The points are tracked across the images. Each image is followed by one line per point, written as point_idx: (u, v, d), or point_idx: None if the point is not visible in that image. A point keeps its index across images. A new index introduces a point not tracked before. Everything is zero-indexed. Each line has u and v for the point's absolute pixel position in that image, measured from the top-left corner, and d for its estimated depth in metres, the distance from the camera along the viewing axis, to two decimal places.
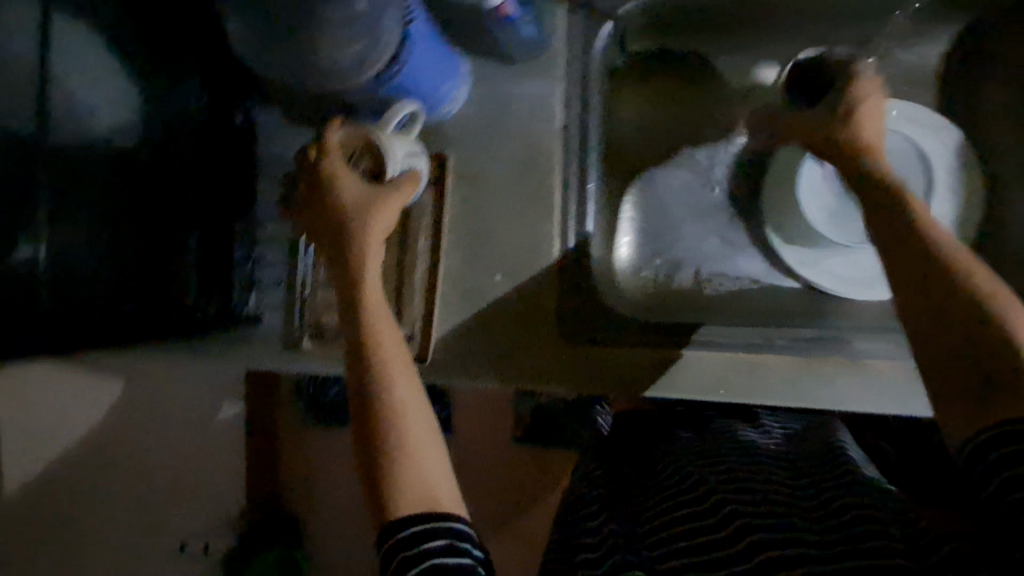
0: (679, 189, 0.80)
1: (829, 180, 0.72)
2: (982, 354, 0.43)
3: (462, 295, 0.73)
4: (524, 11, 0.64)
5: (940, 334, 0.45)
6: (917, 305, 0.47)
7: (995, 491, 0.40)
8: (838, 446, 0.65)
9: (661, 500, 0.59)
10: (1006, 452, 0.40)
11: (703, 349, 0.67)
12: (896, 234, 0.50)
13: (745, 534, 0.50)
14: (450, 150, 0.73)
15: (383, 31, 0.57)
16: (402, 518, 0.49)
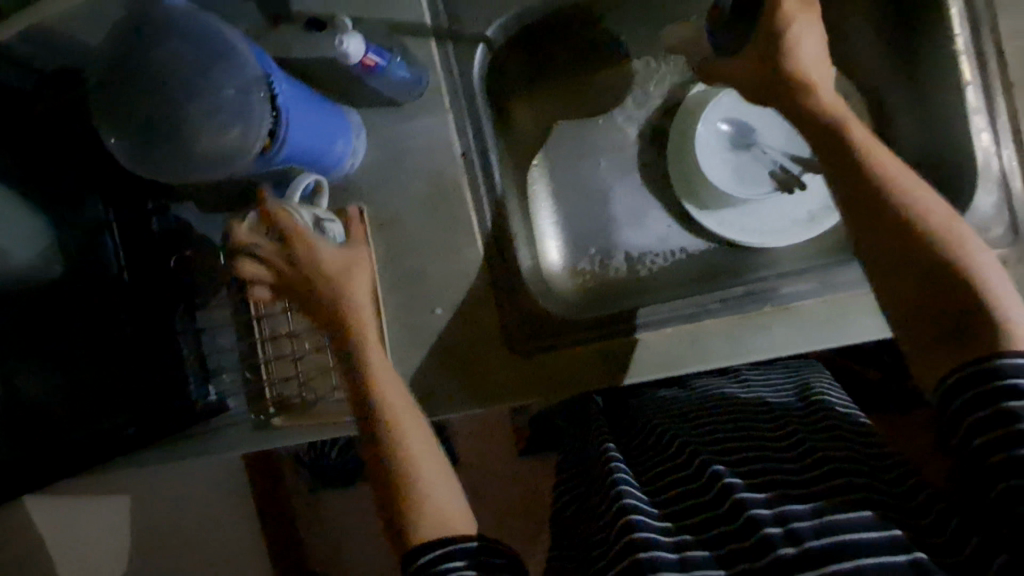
0: (594, 182, 0.83)
1: (722, 143, 0.75)
2: (961, 327, 0.48)
3: (410, 335, 0.74)
4: (389, 55, 0.65)
5: (920, 307, 0.50)
6: (889, 255, 0.52)
7: (967, 432, 0.46)
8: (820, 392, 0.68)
9: (668, 462, 0.63)
10: (978, 392, 0.45)
11: (660, 325, 0.70)
12: (873, 200, 0.52)
13: (728, 495, 0.54)
14: (363, 202, 0.75)
15: (254, 112, 0.56)
16: (421, 543, 0.54)
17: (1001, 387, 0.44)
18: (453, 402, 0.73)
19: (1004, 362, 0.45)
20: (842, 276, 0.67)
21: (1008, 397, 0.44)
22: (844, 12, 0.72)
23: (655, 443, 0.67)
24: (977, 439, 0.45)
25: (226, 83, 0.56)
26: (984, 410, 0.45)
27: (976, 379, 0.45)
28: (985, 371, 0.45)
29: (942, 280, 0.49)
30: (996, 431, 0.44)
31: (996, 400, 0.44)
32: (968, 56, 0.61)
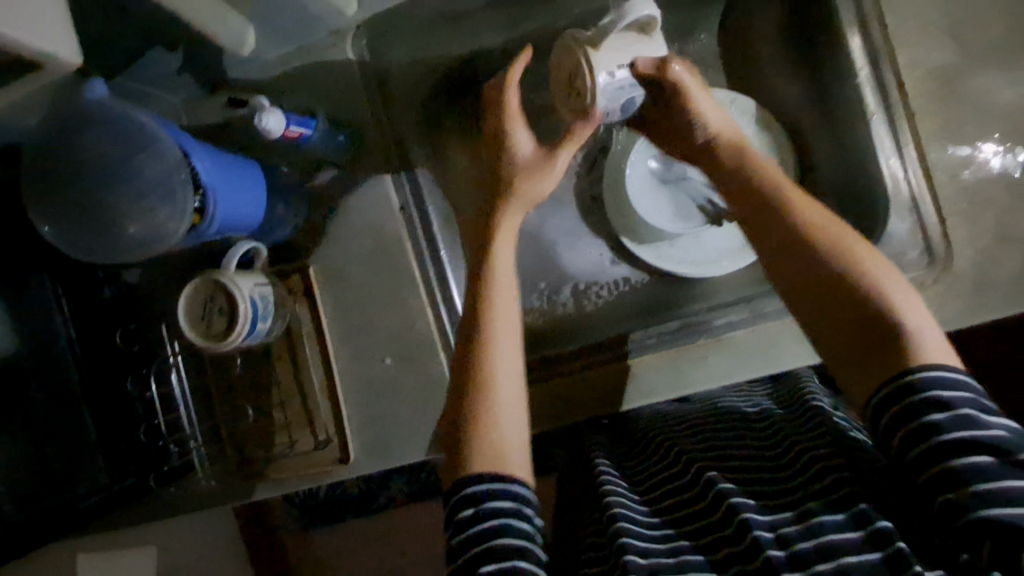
0: (537, 218, 0.82)
1: (650, 179, 0.79)
2: (881, 355, 0.49)
3: (362, 385, 0.76)
4: (315, 122, 0.70)
5: (847, 343, 0.52)
6: (801, 292, 0.55)
7: (900, 449, 0.47)
8: (806, 401, 0.67)
9: (669, 465, 0.63)
10: (896, 413, 0.47)
11: (641, 345, 0.71)
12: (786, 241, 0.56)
13: (722, 499, 0.53)
14: (306, 260, 0.76)
15: (178, 194, 0.58)
16: (470, 475, 0.53)
17: (916, 402, 0.46)
18: (415, 446, 0.75)
19: (918, 377, 0.47)
20: (770, 305, 0.69)
21: (927, 412, 0.45)
22: (755, 48, 0.75)
23: (653, 460, 0.67)
24: (912, 451, 0.46)
25: (148, 165, 0.58)
26: (903, 429, 0.46)
27: (893, 398, 0.47)
28: (901, 388, 0.47)
29: (852, 306, 0.52)
30: (922, 446, 0.45)
31: (911, 418, 0.46)
32: (871, 89, 0.64)
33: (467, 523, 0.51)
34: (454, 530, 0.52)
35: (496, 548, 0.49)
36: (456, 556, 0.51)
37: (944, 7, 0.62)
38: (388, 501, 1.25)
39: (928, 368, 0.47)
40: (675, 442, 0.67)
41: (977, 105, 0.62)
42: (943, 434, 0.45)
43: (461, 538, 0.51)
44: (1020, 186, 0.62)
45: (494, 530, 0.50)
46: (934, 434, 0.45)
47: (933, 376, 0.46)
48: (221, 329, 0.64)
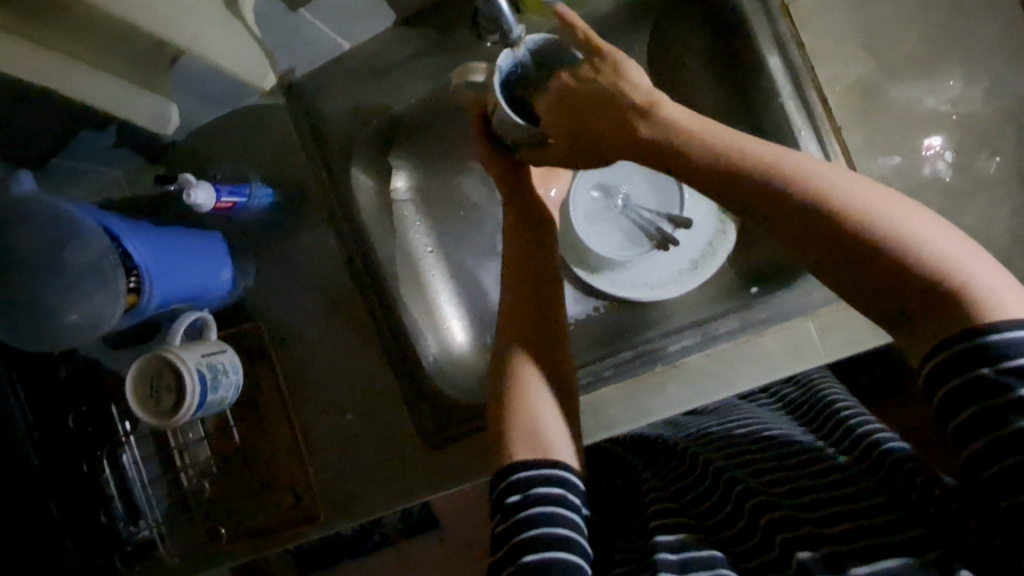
0: (486, 259, 0.83)
1: (595, 209, 0.79)
2: (935, 316, 0.40)
3: (328, 441, 0.75)
4: (249, 186, 0.71)
5: (888, 303, 0.42)
6: (820, 248, 0.44)
7: (957, 436, 0.38)
8: (825, 405, 0.61)
9: (702, 462, 0.56)
10: (961, 387, 0.38)
11: (599, 384, 0.70)
12: (786, 209, 0.45)
13: (744, 503, 0.48)
14: (263, 321, 0.77)
15: (110, 278, 0.58)
16: (517, 462, 0.51)
17: (990, 377, 0.37)
18: (380, 500, 0.74)
19: (994, 340, 0.37)
20: (722, 326, 0.68)
21: (999, 391, 0.36)
22: (686, 72, 0.75)
23: (682, 461, 0.60)
24: (975, 442, 0.37)
25: (77, 254, 0.58)
26: (965, 411, 0.38)
27: (959, 369, 0.38)
28: (970, 356, 0.37)
29: (887, 259, 0.42)
30: (989, 435, 0.37)
31: (977, 399, 0.37)
32: (798, 106, 0.64)
33: (514, 509, 0.49)
34: (499, 516, 0.50)
35: (540, 534, 0.47)
36: (499, 542, 0.49)
37: (857, 23, 0.64)
38: (382, 540, 1.01)
39: (1008, 326, 0.37)
40: (705, 447, 0.59)
41: (900, 115, 0.63)
42: (1019, 420, 0.36)
43: (506, 525, 0.49)
44: (955, 190, 0.62)
45: (539, 516, 0.47)
46: (1005, 421, 0.36)
47: (1016, 335, 0.37)
48: (170, 406, 0.63)
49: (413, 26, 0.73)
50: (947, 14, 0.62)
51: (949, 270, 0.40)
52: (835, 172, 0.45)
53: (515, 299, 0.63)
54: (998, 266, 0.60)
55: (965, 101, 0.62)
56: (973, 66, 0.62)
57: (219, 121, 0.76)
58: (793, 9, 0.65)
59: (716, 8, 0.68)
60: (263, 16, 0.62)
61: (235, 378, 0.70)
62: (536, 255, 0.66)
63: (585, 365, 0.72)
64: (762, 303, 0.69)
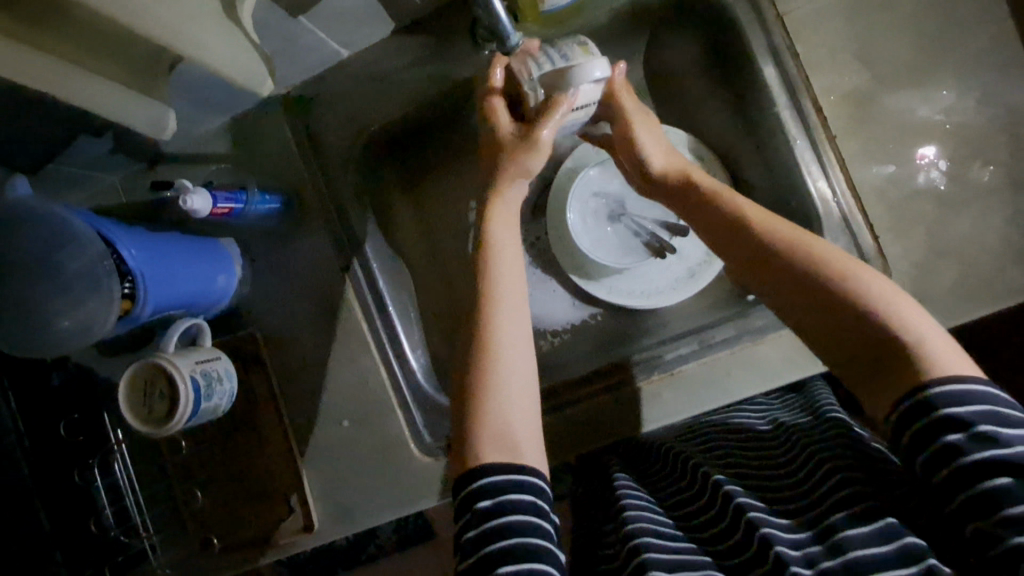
0: None
1: (592, 217, 0.79)
2: (892, 367, 0.45)
3: (323, 451, 0.74)
4: (247, 192, 0.70)
5: (851, 354, 0.48)
6: (797, 296, 0.51)
7: (924, 470, 0.42)
8: (821, 409, 0.60)
9: (697, 471, 0.57)
10: (920, 428, 0.42)
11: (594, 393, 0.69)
12: (763, 266, 0.54)
13: (740, 516, 0.50)
14: (259, 327, 0.76)
15: (103, 282, 0.57)
16: (484, 464, 0.50)
17: (942, 418, 0.41)
18: (374, 510, 0.73)
19: (940, 390, 0.42)
20: (718, 335, 0.69)
21: (953, 429, 0.41)
22: (682, 80, 0.76)
23: (678, 469, 0.61)
24: (941, 473, 0.41)
25: (70, 259, 0.57)
26: (927, 449, 0.42)
27: (914, 416, 0.42)
28: (921, 406, 0.42)
29: (851, 321, 0.48)
30: (950, 466, 0.41)
31: (936, 436, 0.41)
32: (792, 116, 0.65)
33: (483, 516, 0.48)
34: (467, 523, 0.49)
35: (514, 543, 0.46)
36: (468, 550, 0.48)
37: (851, 34, 0.64)
38: (377, 551, 1.02)
39: (949, 383, 0.42)
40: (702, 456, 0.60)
41: (895, 124, 0.63)
42: (972, 454, 0.40)
43: (476, 530, 0.48)
44: (949, 199, 0.62)
45: (512, 522, 0.47)
46: (961, 454, 0.40)
47: (955, 389, 0.42)
48: (163, 413, 0.62)
49: (412, 34, 0.73)
50: (939, 25, 0.63)
51: (905, 331, 0.45)
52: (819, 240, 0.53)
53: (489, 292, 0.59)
54: (992, 275, 0.61)
55: (958, 111, 0.62)
56: (966, 76, 0.62)
57: (216, 128, 0.76)
58: (787, 19, 0.65)
59: (709, 19, 0.68)
60: (261, 24, 0.62)
61: (229, 385, 0.70)
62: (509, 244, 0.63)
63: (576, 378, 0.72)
64: (759, 310, 0.69)
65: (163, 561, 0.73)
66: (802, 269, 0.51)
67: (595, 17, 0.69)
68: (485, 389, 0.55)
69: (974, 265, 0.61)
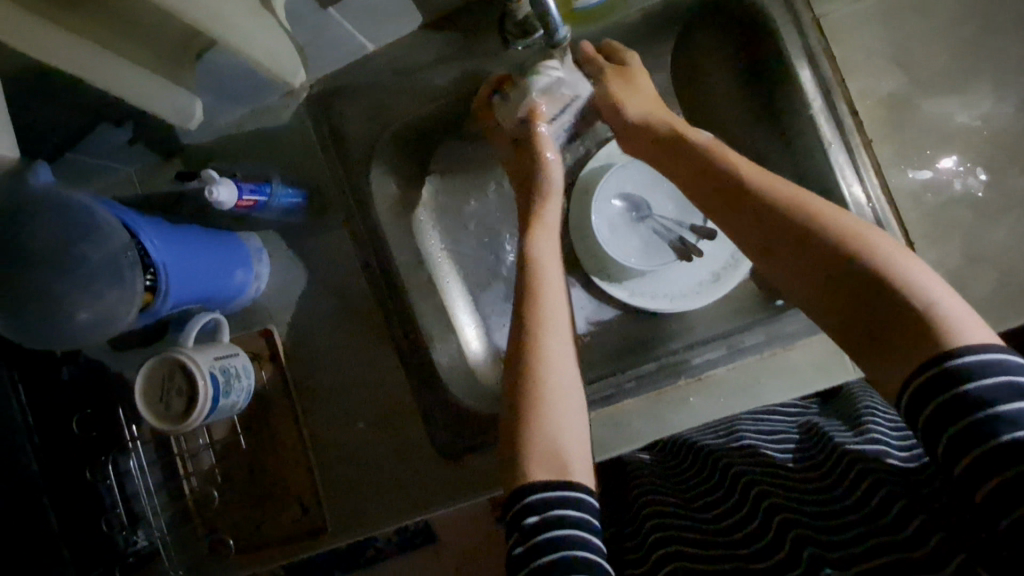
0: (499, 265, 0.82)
1: (616, 218, 0.78)
2: (907, 335, 0.43)
3: (337, 452, 0.73)
4: (271, 185, 0.69)
5: (863, 323, 0.46)
6: (807, 264, 0.50)
7: (945, 457, 0.39)
8: (856, 417, 0.59)
9: (729, 473, 0.56)
10: (939, 405, 0.39)
11: (618, 397, 0.68)
12: (774, 235, 0.52)
13: (772, 517, 0.49)
14: (276, 324, 0.75)
15: (126, 274, 0.56)
16: (533, 481, 0.49)
17: (963, 394, 0.38)
18: (391, 513, 0.71)
19: (964, 362, 0.39)
20: (748, 340, 0.67)
21: (975, 408, 0.38)
22: (712, 83, 0.75)
23: (707, 474, 0.60)
24: (962, 461, 0.38)
25: (93, 249, 0.56)
26: (947, 431, 0.39)
27: (932, 390, 0.40)
28: (943, 376, 0.40)
29: (861, 287, 0.46)
30: (975, 451, 0.38)
31: (956, 416, 0.38)
32: (827, 120, 0.64)
33: (532, 531, 0.47)
34: (516, 539, 0.47)
35: (562, 557, 0.45)
36: (517, 565, 0.47)
37: (888, 38, 0.64)
38: (376, 554, 1.00)
39: (970, 350, 0.40)
40: (732, 455, 0.59)
41: (930, 130, 0.63)
42: (997, 436, 0.37)
43: (524, 546, 0.47)
44: (986, 207, 0.61)
45: (560, 539, 0.46)
46: (991, 437, 0.37)
47: (981, 358, 0.39)
48: (180, 410, 0.61)
49: (441, 30, 0.72)
50: (979, 32, 0.62)
51: (924, 299, 0.44)
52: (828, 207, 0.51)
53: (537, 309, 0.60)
54: None
55: (995, 118, 0.62)
56: (1003, 83, 0.62)
57: (237, 120, 0.74)
58: (823, 22, 0.65)
59: (742, 20, 0.68)
60: (293, 14, 0.61)
61: (247, 382, 0.68)
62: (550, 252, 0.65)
63: (597, 381, 0.70)
64: (789, 316, 0.67)
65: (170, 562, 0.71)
66: (815, 237, 0.50)
67: (629, 16, 0.68)
68: (539, 407, 0.54)
69: (1011, 275, 0.60)
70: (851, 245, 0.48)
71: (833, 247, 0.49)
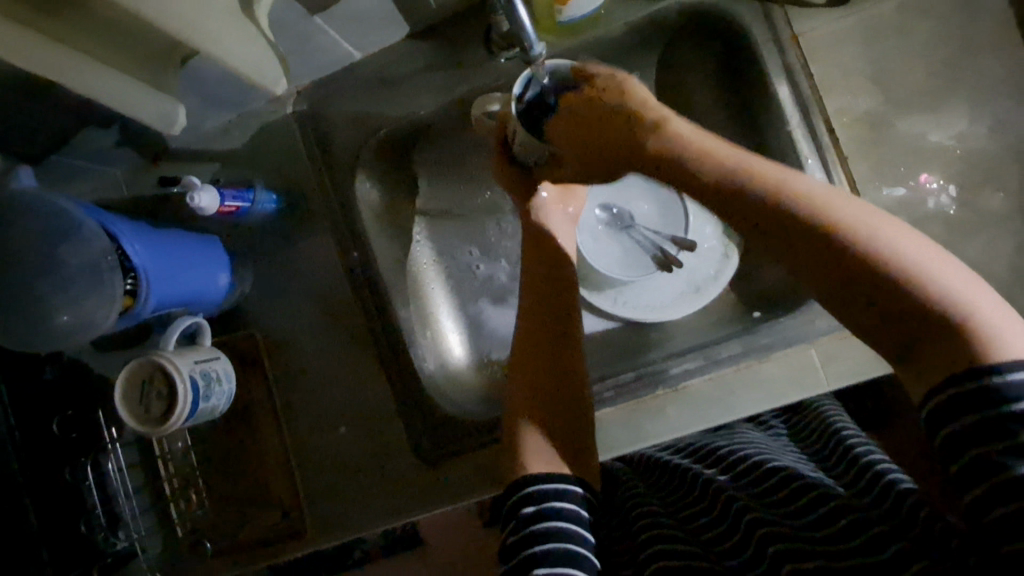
0: (470, 274, 0.82)
1: (599, 228, 0.79)
2: (934, 346, 0.39)
3: (319, 456, 0.73)
4: (254, 191, 0.70)
5: (889, 332, 0.42)
6: (817, 268, 0.44)
7: (958, 478, 0.38)
8: (835, 439, 0.60)
9: (711, 490, 0.57)
10: (962, 428, 0.37)
11: (599, 405, 0.69)
12: (778, 234, 0.46)
13: (752, 532, 0.49)
14: (259, 327, 0.75)
15: (106, 279, 0.57)
16: (534, 473, 0.51)
17: (993, 420, 0.36)
18: (373, 515, 0.72)
19: (999, 379, 0.36)
20: (725, 351, 0.68)
21: (1000, 436, 0.36)
22: (696, 95, 0.76)
23: (689, 490, 0.61)
24: (976, 486, 0.37)
25: (73, 253, 0.57)
26: (963, 457, 0.37)
27: (964, 407, 0.37)
28: (979, 394, 0.37)
29: (862, 279, 0.42)
30: (985, 482, 0.36)
31: (977, 441, 0.36)
32: (804, 136, 0.65)
33: (527, 521, 0.49)
34: (511, 527, 0.49)
35: (555, 549, 0.46)
36: (509, 552, 0.49)
37: (865, 57, 0.65)
38: (363, 557, 1.01)
39: (1013, 367, 0.36)
40: (715, 476, 0.60)
41: (906, 147, 0.64)
42: (1017, 468, 0.35)
43: (519, 534, 0.48)
44: (959, 224, 0.62)
45: (557, 531, 0.47)
46: (1005, 467, 0.36)
47: (1020, 377, 0.36)
48: (159, 414, 0.61)
49: (427, 39, 0.73)
50: (955, 52, 0.63)
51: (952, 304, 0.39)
52: (815, 189, 0.46)
53: (534, 319, 0.64)
54: (1000, 301, 0.61)
55: (970, 137, 0.63)
56: (978, 103, 0.63)
57: (225, 124, 0.75)
58: (802, 39, 0.65)
59: (725, 35, 0.68)
60: (277, 22, 0.62)
61: (228, 386, 0.69)
62: (557, 286, 0.66)
63: None
64: (766, 328, 0.68)
65: (151, 562, 0.72)
66: (827, 237, 0.44)
67: (612, 30, 0.69)
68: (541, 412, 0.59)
69: None
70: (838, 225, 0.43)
71: (827, 235, 0.44)
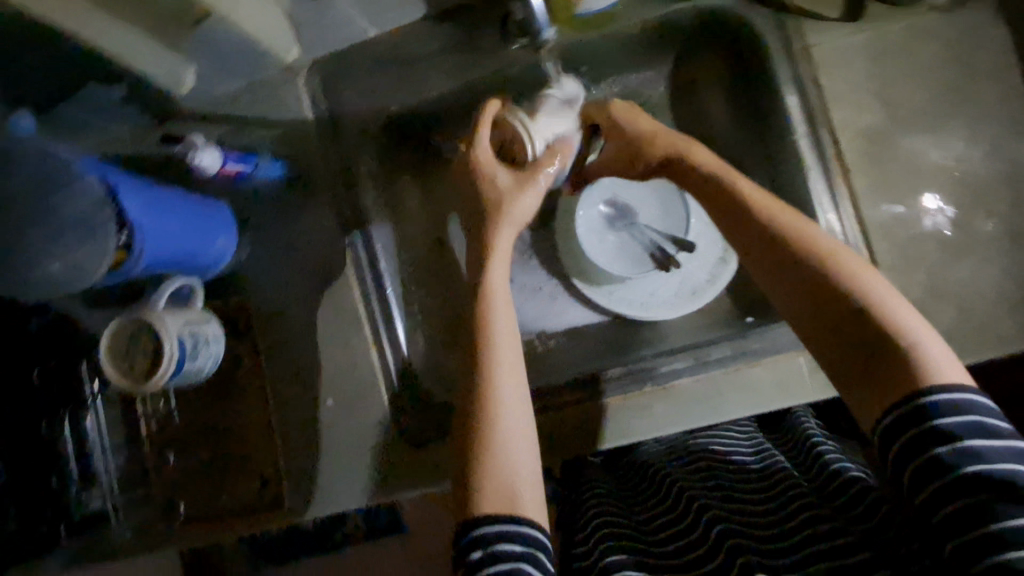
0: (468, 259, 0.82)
1: (601, 223, 0.79)
2: (882, 371, 0.46)
3: (302, 429, 0.72)
4: (257, 158, 0.70)
5: (848, 358, 0.49)
6: (800, 293, 0.52)
7: (911, 484, 0.43)
8: (811, 448, 0.61)
9: (676, 500, 0.58)
10: (908, 439, 0.43)
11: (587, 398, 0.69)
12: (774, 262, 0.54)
13: (723, 542, 0.50)
14: (252, 294, 0.75)
15: (99, 229, 0.56)
16: (483, 516, 0.51)
17: (934, 428, 0.42)
18: (351, 492, 0.71)
19: (933, 399, 0.43)
20: (715, 353, 0.68)
21: (939, 442, 0.42)
22: (706, 100, 0.76)
23: (659, 495, 0.62)
24: (924, 489, 0.42)
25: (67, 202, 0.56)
26: (914, 460, 0.43)
27: (905, 424, 0.43)
28: (914, 412, 0.43)
29: (840, 309, 0.50)
30: (936, 482, 0.42)
31: (924, 448, 0.42)
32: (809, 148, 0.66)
33: (475, 566, 0.49)
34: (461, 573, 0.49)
35: None
36: None
37: (873, 74, 0.66)
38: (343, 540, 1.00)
39: (943, 389, 0.43)
40: (685, 479, 0.61)
41: (907, 165, 0.65)
42: (961, 467, 0.41)
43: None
44: (953, 244, 0.63)
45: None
46: (950, 467, 0.41)
47: (946, 398, 0.43)
48: (145, 370, 0.61)
49: (443, 21, 0.73)
50: (960, 76, 0.65)
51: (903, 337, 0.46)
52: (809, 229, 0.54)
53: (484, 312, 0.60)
54: (986, 324, 0.62)
55: (968, 160, 0.64)
56: (978, 127, 0.64)
57: (234, 89, 0.74)
58: (813, 51, 0.66)
59: (739, 43, 0.69)
60: None
61: (215, 349, 0.68)
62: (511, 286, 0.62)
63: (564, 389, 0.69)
64: (756, 333, 0.69)
65: (123, 525, 0.71)
66: (812, 269, 0.52)
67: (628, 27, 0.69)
68: (488, 413, 0.56)
69: (969, 312, 0.62)
70: (834, 267, 0.51)
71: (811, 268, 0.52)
